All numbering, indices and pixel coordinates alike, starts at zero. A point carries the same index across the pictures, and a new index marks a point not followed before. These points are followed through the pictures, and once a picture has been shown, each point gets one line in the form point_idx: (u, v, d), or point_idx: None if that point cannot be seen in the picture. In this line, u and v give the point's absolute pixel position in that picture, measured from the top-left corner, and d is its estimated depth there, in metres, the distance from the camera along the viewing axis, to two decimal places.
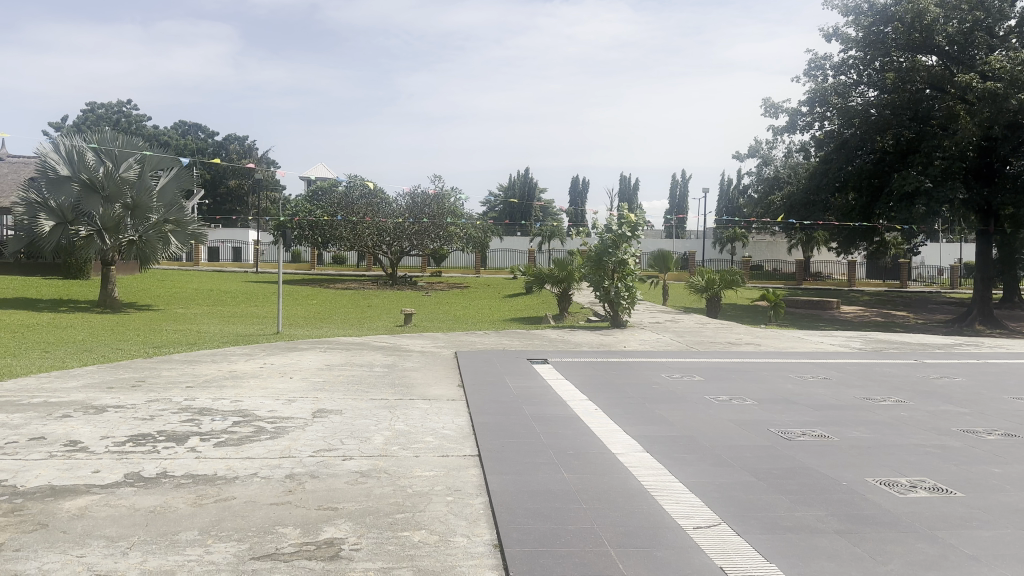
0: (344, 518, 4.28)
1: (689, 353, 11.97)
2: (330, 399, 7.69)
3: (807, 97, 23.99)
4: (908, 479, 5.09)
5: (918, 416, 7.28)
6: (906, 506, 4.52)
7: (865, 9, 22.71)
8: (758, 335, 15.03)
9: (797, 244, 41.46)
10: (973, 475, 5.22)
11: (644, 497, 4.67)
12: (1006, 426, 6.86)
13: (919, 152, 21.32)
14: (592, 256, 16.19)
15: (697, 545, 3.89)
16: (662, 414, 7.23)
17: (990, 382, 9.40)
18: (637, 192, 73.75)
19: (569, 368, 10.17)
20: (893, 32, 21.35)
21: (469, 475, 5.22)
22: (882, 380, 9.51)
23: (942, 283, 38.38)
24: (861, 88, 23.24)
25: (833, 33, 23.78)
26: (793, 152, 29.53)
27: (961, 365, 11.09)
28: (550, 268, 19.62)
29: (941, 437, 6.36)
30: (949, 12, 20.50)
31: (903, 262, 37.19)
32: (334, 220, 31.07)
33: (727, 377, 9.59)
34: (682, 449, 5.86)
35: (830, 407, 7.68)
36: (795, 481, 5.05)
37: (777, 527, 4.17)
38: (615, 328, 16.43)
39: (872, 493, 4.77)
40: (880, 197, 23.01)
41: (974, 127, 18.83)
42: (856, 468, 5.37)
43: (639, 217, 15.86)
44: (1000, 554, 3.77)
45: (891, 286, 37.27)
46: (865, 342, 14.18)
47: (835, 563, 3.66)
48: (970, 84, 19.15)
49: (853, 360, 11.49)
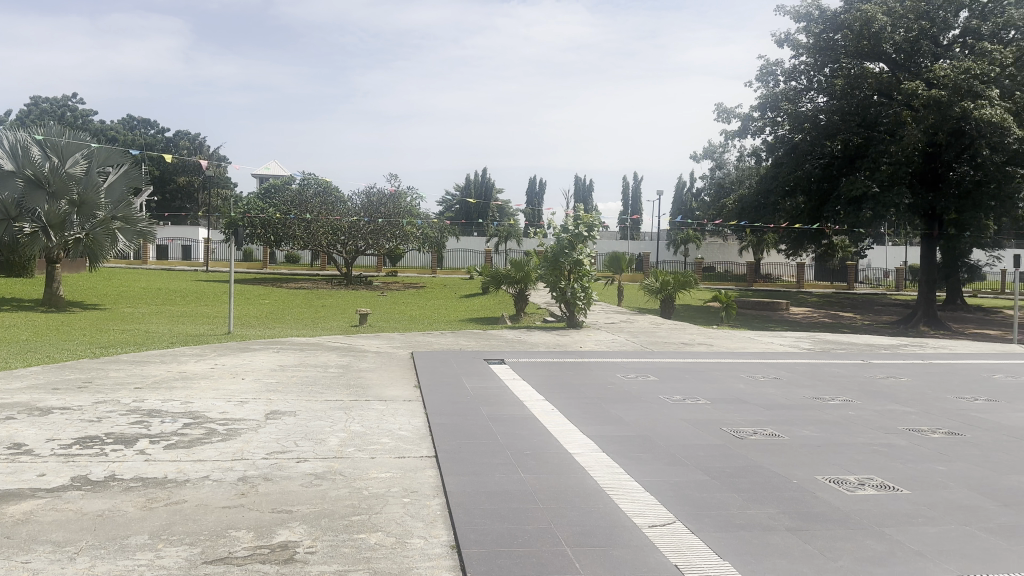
0: (298, 520, 4.23)
1: (643, 353, 12.12)
2: (283, 400, 7.56)
3: (759, 102, 24.41)
4: (857, 477, 5.23)
5: (864, 415, 7.50)
6: (854, 504, 4.64)
7: (816, 15, 23.24)
8: (712, 336, 15.30)
9: (749, 246, 42.27)
10: (917, 472, 5.40)
11: (600, 496, 4.71)
12: (949, 425, 7.11)
13: (867, 157, 21.90)
14: (549, 257, 16.23)
15: (652, 544, 3.93)
16: (618, 414, 7.28)
17: (933, 382, 9.73)
18: (592, 193, 74.57)
19: (526, 369, 10.15)
20: (843, 40, 21.92)
21: (426, 476, 5.19)
22: (830, 380, 9.79)
23: (887, 286, 39.69)
24: (811, 94, 23.70)
25: (785, 38, 24.25)
26: (744, 157, 30.06)
27: (904, 365, 11.43)
28: (507, 268, 19.53)
29: (890, 436, 6.57)
30: (896, 21, 21.01)
31: (850, 265, 38.26)
32: (287, 219, 30.59)
33: (682, 377, 9.72)
34: (637, 449, 5.92)
35: (781, 407, 7.83)
36: (746, 478, 5.16)
37: (729, 524, 4.25)
38: (571, 328, 16.54)
39: (821, 491, 4.90)
40: (829, 201, 23.63)
41: (920, 132, 19.43)
42: (804, 466, 5.51)
43: (595, 217, 15.98)
44: (944, 550, 3.90)
45: (837, 287, 38.38)
46: (814, 343, 14.53)
47: (787, 560, 3.75)
48: (915, 91, 19.70)
49: (803, 360, 11.76)
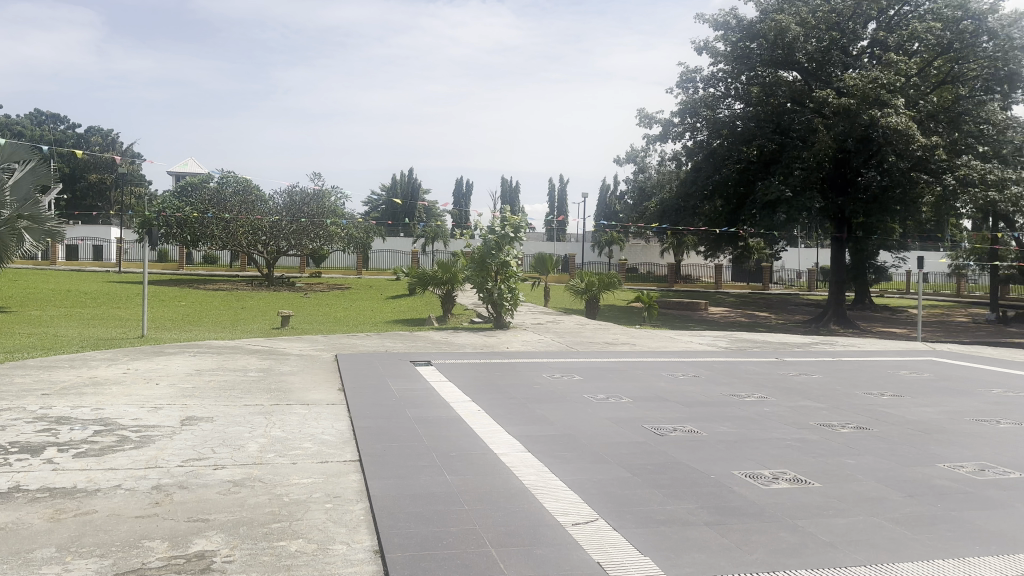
0: (216, 529, 4.10)
1: (569, 353, 12.26)
2: (200, 405, 7.31)
3: (679, 108, 24.99)
4: (772, 471, 5.43)
5: (778, 410, 7.79)
6: (769, 497, 4.82)
7: (733, 24, 23.96)
8: (635, 336, 15.61)
9: (671, 247, 43.31)
10: (827, 466, 5.65)
11: (525, 496, 4.74)
12: (856, 419, 7.46)
13: (781, 162, 22.74)
14: (475, 258, 16.24)
15: (575, 542, 3.98)
16: (543, 414, 7.34)
17: (841, 378, 10.20)
18: (519, 195, 75.03)
19: (453, 370, 10.12)
20: (759, 48, 22.69)
21: (350, 481, 5.11)
22: (746, 377, 10.12)
23: (800, 286, 41.36)
24: (729, 101, 24.42)
25: (703, 46, 24.90)
26: (666, 161, 30.78)
27: (815, 362, 11.94)
28: (433, 269, 19.43)
29: (803, 431, 6.83)
30: (808, 31, 21.83)
31: (766, 266, 39.68)
32: (206, 218, 29.61)
33: (606, 376, 9.88)
34: (562, 448, 5.98)
35: (700, 404, 8.06)
36: (667, 475, 5.29)
37: (651, 520, 4.34)
38: (498, 328, 16.58)
39: (737, 486, 5.07)
40: (745, 205, 24.40)
41: (830, 138, 20.30)
42: (722, 461, 5.68)
43: (522, 219, 16.09)
44: (851, 540, 4.08)
45: (754, 288, 39.75)
46: (732, 341, 15.01)
47: (705, 554, 3.85)
48: (826, 99, 20.55)
49: (721, 359, 12.13)
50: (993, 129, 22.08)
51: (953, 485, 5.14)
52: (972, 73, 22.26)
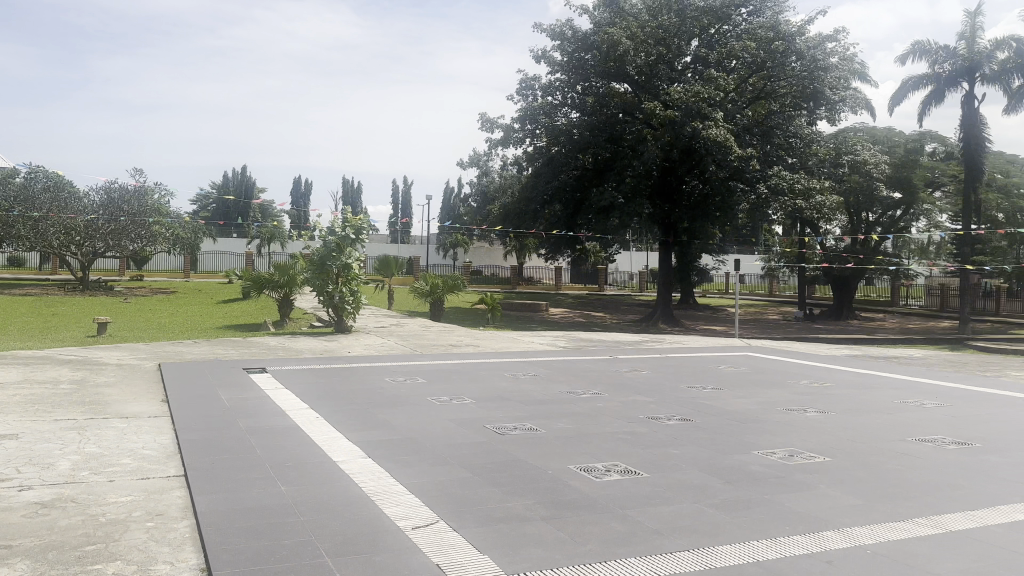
0: (17, 557, 3.69)
1: (412, 356, 12.19)
2: (0, 422, 6.55)
3: (519, 114, 25.58)
4: (605, 464, 5.68)
5: (612, 406, 8.16)
6: (602, 489, 5.03)
7: (569, 35, 24.84)
8: (478, 337, 15.80)
9: (513, 250, 44.25)
10: (655, 457, 5.99)
11: (365, 502, 4.65)
12: (681, 412, 7.97)
13: (615, 169, 23.88)
14: (315, 260, 15.77)
15: (415, 545, 3.96)
16: (384, 418, 7.24)
17: (668, 373, 10.87)
18: (361, 196, 73.79)
19: (291, 377, 9.75)
20: (593, 60, 23.69)
21: (175, 497, 4.78)
22: (583, 375, 10.54)
23: (633, 287, 43.65)
24: (566, 109, 25.29)
25: (542, 55, 25.62)
26: (508, 166, 31.41)
27: (645, 359, 12.64)
28: (270, 272, 18.64)
29: (634, 424, 7.20)
30: (638, 45, 22.98)
31: (602, 269, 41.52)
32: (6, 216, 26.66)
33: (449, 378, 9.91)
34: (403, 452, 5.92)
35: (540, 402, 8.29)
36: (506, 473, 5.38)
37: (490, 519, 4.40)
38: (339, 332, 16.18)
39: (573, 480, 5.25)
40: (582, 210, 25.40)
41: (657, 148, 21.56)
42: (560, 457, 5.87)
43: (364, 221, 15.83)
44: (676, 526, 4.34)
45: (591, 289, 41.46)
46: (570, 341, 15.58)
47: (541, 548, 3.95)
48: (654, 111, 21.80)
49: (560, 358, 12.55)
50: (800, 142, 24.52)
51: (765, 470, 5.61)
52: (785, 90, 23.97)
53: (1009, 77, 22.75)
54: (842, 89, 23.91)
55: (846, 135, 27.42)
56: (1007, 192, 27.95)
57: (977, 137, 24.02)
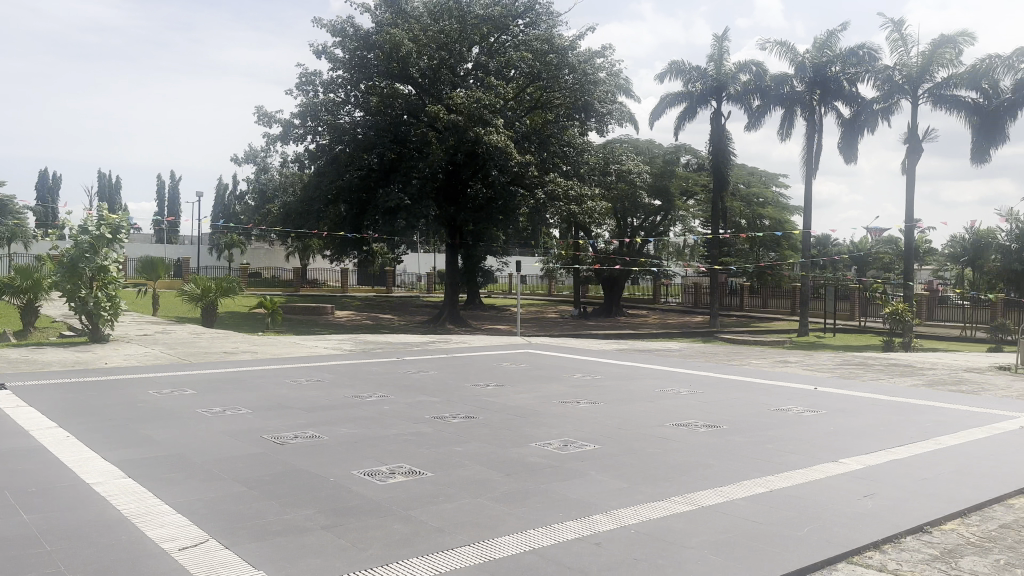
0: None
1: (181, 365, 11.28)
2: None
3: (299, 110, 24.69)
4: (388, 467, 5.64)
5: (397, 408, 8.12)
6: (385, 492, 4.99)
7: (350, 32, 24.40)
8: (256, 343, 15.00)
9: (295, 252, 42.64)
10: (440, 455, 6.05)
11: (123, 526, 4.23)
12: (466, 410, 8.14)
13: (400, 170, 23.82)
14: (64, 263, 14.05)
15: (181, 568, 3.67)
16: (147, 434, 6.62)
17: (453, 373, 11.05)
18: (120, 193, 67.12)
19: (33, 392, 8.61)
20: (376, 59, 23.47)
21: None
22: (368, 378, 10.39)
23: (419, 288, 43.90)
24: (348, 107, 24.81)
25: (322, 51, 24.90)
26: (288, 164, 30.19)
27: (430, 360, 12.75)
28: (7, 275, 16.34)
29: (418, 425, 7.23)
30: (420, 48, 23.11)
31: (388, 270, 41.29)
32: None
33: (222, 387, 9.30)
34: (169, 469, 5.46)
35: (322, 408, 8.04)
36: (285, 483, 5.16)
37: (267, 532, 4.19)
38: (95, 342, 14.55)
39: (356, 485, 5.15)
40: (367, 210, 25.04)
41: (441, 151, 21.80)
42: (343, 463, 5.74)
43: (122, 219, 14.37)
44: (458, 522, 4.41)
45: (378, 291, 41.09)
46: (355, 344, 15.30)
47: (320, 558, 3.83)
48: (437, 114, 22.01)
49: (344, 361, 12.28)
50: (574, 151, 25.58)
51: (542, 461, 5.88)
52: (557, 101, 25.61)
53: (750, 98, 25.60)
54: (609, 102, 25.80)
55: (614, 146, 29.49)
56: (747, 201, 31.74)
57: (723, 150, 26.94)
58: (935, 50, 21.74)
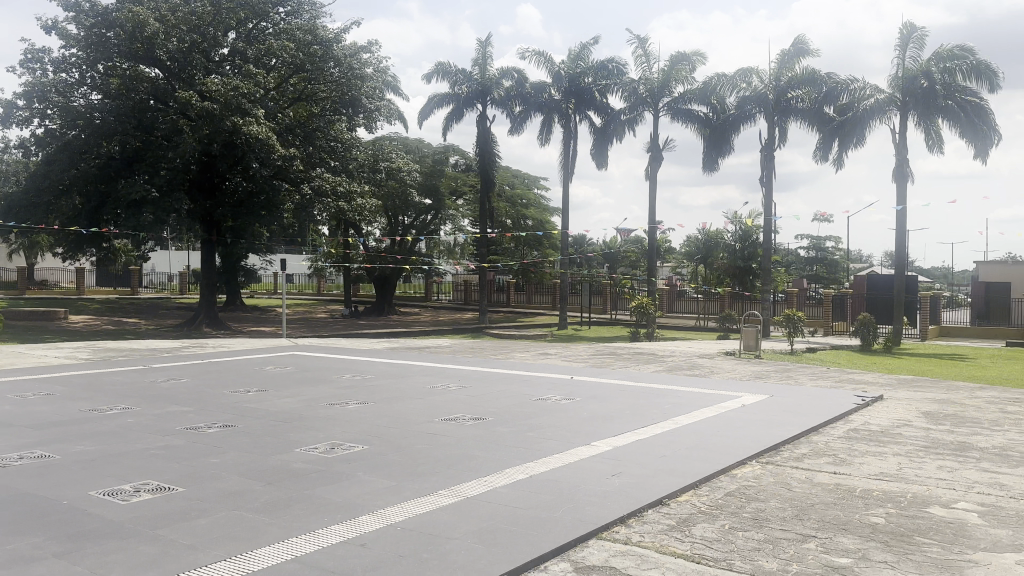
0: None
1: None
2: None
3: (22, 90, 21.71)
4: (133, 485, 5.14)
5: (146, 420, 7.43)
6: (130, 512, 4.55)
7: (85, 6, 21.88)
8: None
9: (18, 249, 37.36)
10: (194, 468, 5.64)
11: None
12: (225, 418, 7.65)
13: (146, 160, 21.71)
14: None
15: None
16: None
17: (211, 379, 10.34)
18: None
19: None
20: (117, 38, 21.29)
21: None
22: (110, 389, 9.39)
23: (173, 289, 40.50)
24: (84, 90, 22.22)
25: (50, 24, 22.05)
26: (8, 149, 26.37)
27: (186, 366, 11.82)
28: None
29: (170, 437, 6.66)
30: (169, 30, 21.35)
31: (135, 270, 37.59)
32: None
33: None
34: None
35: (53, 425, 7.13)
36: (4, 512, 4.50)
37: None
38: None
39: (94, 507, 4.63)
40: (108, 204, 22.53)
41: (194, 141, 20.19)
42: (78, 483, 5.13)
43: None
44: (214, 537, 4.13)
45: (123, 293, 37.26)
46: (95, 352, 13.74)
47: None
48: (189, 101, 20.31)
49: (82, 372, 10.99)
50: (341, 146, 24.97)
51: (307, 466, 5.70)
52: (323, 95, 24.79)
53: (512, 103, 26.77)
54: (376, 99, 25.69)
55: (382, 143, 29.23)
56: (512, 202, 33.21)
57: (489, 152, 27.76)
58: (672, 66, 24.35)
